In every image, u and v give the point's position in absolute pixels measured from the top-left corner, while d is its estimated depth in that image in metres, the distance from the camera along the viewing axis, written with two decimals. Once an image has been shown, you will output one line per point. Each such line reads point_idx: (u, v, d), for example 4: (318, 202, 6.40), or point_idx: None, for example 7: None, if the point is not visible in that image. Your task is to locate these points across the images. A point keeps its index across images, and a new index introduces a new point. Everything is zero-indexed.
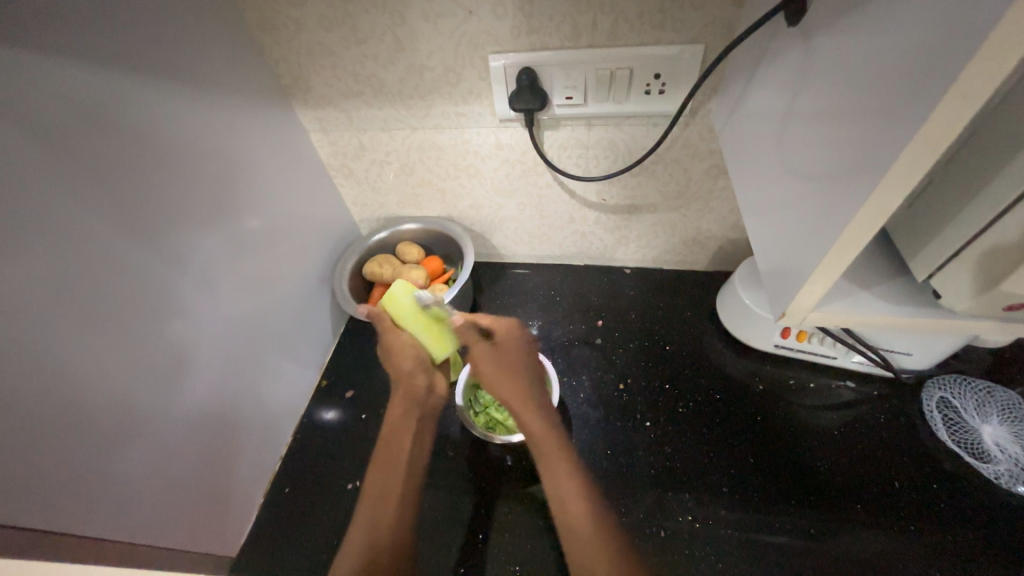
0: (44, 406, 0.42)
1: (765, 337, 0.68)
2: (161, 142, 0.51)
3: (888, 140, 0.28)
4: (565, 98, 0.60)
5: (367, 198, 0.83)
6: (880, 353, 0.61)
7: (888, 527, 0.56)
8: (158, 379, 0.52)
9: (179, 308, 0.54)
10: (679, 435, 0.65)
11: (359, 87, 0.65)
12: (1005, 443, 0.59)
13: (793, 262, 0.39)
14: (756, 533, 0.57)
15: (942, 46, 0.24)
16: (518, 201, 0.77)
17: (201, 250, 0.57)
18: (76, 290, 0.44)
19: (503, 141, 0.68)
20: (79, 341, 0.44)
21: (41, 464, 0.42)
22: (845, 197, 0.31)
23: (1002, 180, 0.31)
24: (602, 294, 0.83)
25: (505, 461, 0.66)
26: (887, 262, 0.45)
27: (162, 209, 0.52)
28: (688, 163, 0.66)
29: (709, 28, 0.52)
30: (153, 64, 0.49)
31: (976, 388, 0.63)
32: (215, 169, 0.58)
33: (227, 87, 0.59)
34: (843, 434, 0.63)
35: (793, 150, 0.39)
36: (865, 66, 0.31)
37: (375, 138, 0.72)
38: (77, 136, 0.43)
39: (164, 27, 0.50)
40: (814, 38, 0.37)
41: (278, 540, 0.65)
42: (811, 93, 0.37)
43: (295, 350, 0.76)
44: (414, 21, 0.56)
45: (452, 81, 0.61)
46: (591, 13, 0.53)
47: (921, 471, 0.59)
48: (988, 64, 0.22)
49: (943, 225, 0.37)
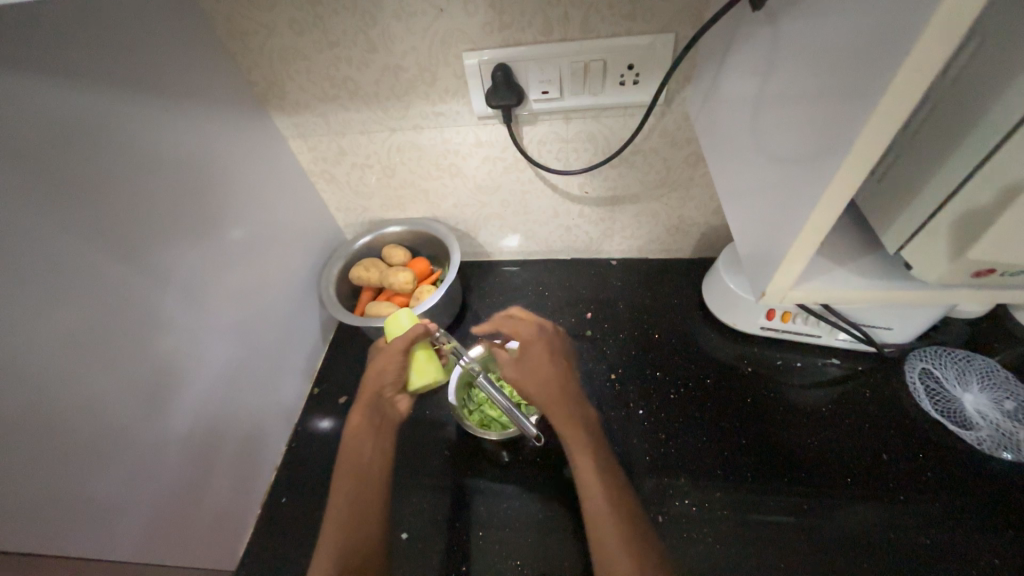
0: (26, 427, 0.40)
1: (751, 320, 0.69)
2: (136, 154, 0.50)
3: (852, 115, 0.28)
4: (542, 92, 0.60)
5: (350, 202, 0.83)
6: (862, 329, 0.63)
7: (879, 498, 0.57)
8: (146, 394, 0.51)
9: (164, 321, 0.54)
10: (673, 421, 0.66)
11: (335, 91, 0.64)
12: (987, 410, 0.61)
13: (770, 242, 0.40)
14: (753, 513, 0.57)
15: (896, 21, 0.25)
16: (502, 198, 0.77)
17: (183, 263, 0.56)
18: (56, 307, 0.43)
19: (483, 139, 0.68)
20: (63, 360, 0.43)
21: (30, 489, 0.41)
22: (815, 175, 0.32)
23: (962, 151, 0.32)
24: (590, 286, 0.84)
25: (500, 458, 0.66)
26: (863, 238, 0.46)
27: (142, 223, 0.51)
28: (667, 151, 0.67)
29: (680, 16, 0.53)
30: (122, 75, 0.49)
31: (956, 357, 0.65)
32: (192, 178, 0.57)
33: (200, 95, 0.58)
34: (830, 410, 0.65)
35: (765, 132, 0.40)
36: (826, 45, 0.31)
37: (354, 141, 0.71)
38: (46, 151, 0.42)
39: (131, 36, 0.50)
40: (779, 21, 0.38)
41: (278, 550, 0.65)
42: (780, 75, 0.37)
43: (285, 359, 0.75)
44: (386, 21, 0.56)
45: (428, 80, 0.61)
46: (562, 7, 0.53)
47: (908, 442, 0.61)
48: (941, 37, 0.23)
49: (910, 198, 0.38)
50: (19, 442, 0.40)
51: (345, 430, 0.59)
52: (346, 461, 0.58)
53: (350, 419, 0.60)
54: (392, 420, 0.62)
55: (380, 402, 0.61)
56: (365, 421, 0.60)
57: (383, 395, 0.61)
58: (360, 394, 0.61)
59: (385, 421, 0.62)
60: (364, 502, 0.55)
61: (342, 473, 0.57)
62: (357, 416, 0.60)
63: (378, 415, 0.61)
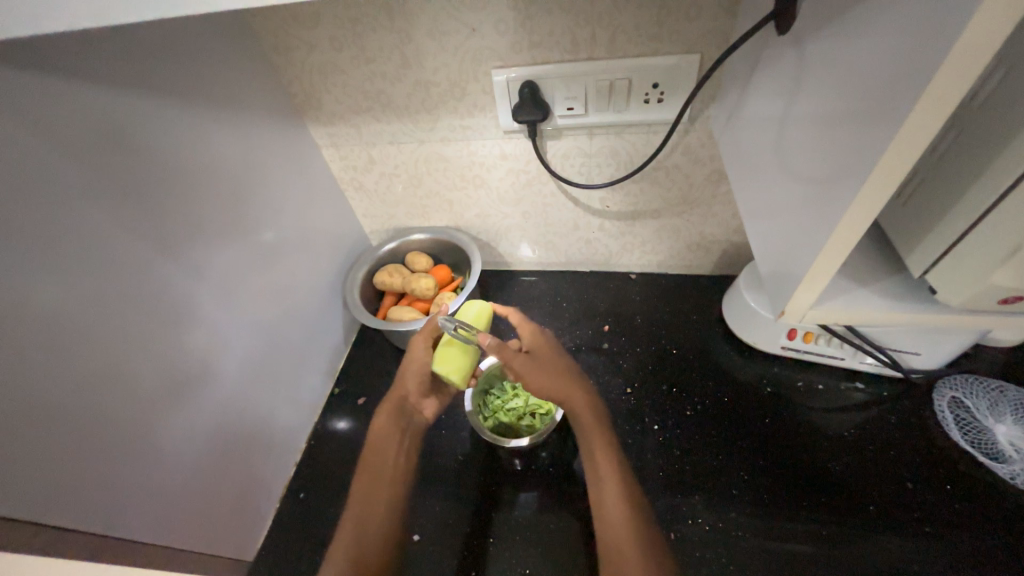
0: (61, 411, 0.43)
1: (772, 339, 0.68)
2: (183, 160, 0.54)
3: (874, 138, 0.29)
4: (567, 109, 0.62)
5: (377, 210, 0.86)
6: (887, 353, 0.61)
7: (901, 529, 0.55)
8: (179, 385, 0.54)
9: (199, 317, 0.57)
10: (688, 438, 0.65)
11: (369, 104, 0.67)
12: (1021, 443, 0.59)
13: (790, 262, 0.40)
14: (770, 538, 0.56)
15: (917, 49, 0.26)
16: (523, 210, 0.79)
17: (219, 262, 0.59)
18: (103, 299, 0.46)
19: (507, 152, 0.70)
20: (101, 345, 0.46)
21: (60, 463, 0.43)
22: (835, 196, 0.33)
23: (988, 177, 0.32)
24: (608, 299, 0.84)
25: (513, 466, 0.66)
26: (887, 260, 0.45)
27: (183, 224, 0.54)
28: (689, 168, 0.67)
29: (706, 37, 0.54)
30: (173, 86, 0.53)
31: (988, 387, 0.63)
32: (232, 183, 0.61)
33: (242, 105, 0.62)
34: (853, 435, 0.63)
35: (789, 152, 0.40)
36: (851, 70, 0.32)
37: (383, 151, 0.74)
38: (101, 155, 0.46)
39: (184, 52, 0.54)
40: (804, 44, 0.38)
41: (292, 544, 0.66)
42: (805, 97, 0.38)
43: (310, 359, 0.78)
44: (420, 39, 0.58)
45: (457, 95, 0.64)
46: (589, 28, 0.55)
47: (934, 473, 0.59)
48: (962, 65, 0.23)
49: (934, 222, 0.37)
50: (54, 424, 0.42)
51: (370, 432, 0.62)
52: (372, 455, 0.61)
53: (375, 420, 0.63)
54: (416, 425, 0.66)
55: (405, 406, 0.65)
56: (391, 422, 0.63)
57: (409, 399, 0.65)
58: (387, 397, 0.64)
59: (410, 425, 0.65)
60: (376, 500, 0.57)
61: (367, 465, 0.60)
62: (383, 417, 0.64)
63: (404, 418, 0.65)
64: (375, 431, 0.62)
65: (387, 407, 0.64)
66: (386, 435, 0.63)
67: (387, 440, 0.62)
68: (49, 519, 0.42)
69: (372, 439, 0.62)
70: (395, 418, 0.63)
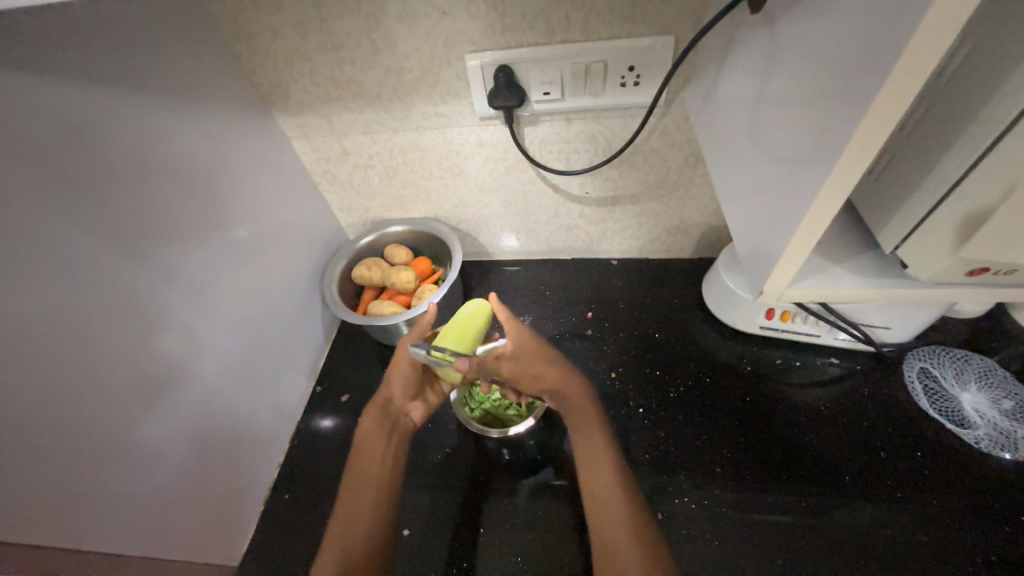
0: (24, 423, 0.40)
1: (751, 319, 0.70)
2: (142, 154, 0.51)
3: (847, 116, 0.29)
4: (543, 94, 0.61)
5: (352, 202, 0.84)
6: (860, 329, 0.63)
7: (876, 496, 0.57)
8: (152, 392, 0.52)
9: (169, 320, 0.54)
10: (672, 419, 0.66)
11: (339, 92, 0.65)
12: (984, 409, 0.61)
13: (767, 242, 0.40)
14: (753, 512, 0.58)
15: (888, 25, 0.26)
16: (503, 198, 0.78)
17: (188, 262, 0.57)
18: (64, 305, 0.43)
19: (484, 139, 0.68)
20: (64, 354, 0.43)
21: (26, 479, 0.41)
22: (810, 175, 0.33)
23: (956, 152, 0.33)
24: (590, 286, 0.84)
25: (502, 456, 0.66)
26: (859, 237, 0.46)
27: (147, 222, 0.51)
28: (667, 152, 0.68)
29: (680, 19, 0.53)
30: (127, 76, 0.49)
31: (953, 356, 0.66)
32: (197, 178, 0.58)
33: (204, 96, 0.59)
34: (829, 409, 0.65)
35: (764, 132, 0.40)
36: (823, 48, 0.32)
37: (356, 141, 0.72)
38: (52, 151, 0.43)
39: (137, 39, 0.50)
40: (777, 23, 0.38)
41: (280, 546, 0.65)
42: (779, 77, 0.38)
43: (289, 359, 0.76)
44: (389, 23, 0.56)
45: (431, 82, 0.62)
46: (563, 9, 0.54)
47: (905, 441, 0.61)
48: (932, 40, 0.23)
49: (906, 198, 0.38)
50: (17, 436, 0.40)
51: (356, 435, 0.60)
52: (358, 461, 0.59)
53: (361, 424, 0.62)
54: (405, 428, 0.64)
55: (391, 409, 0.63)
56: (378, 425, 0.62)
57: (394, 402, 0.64)
58: (372, 400, 0.63)
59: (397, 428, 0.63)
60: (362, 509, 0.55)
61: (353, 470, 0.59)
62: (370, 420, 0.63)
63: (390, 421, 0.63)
64: (360, 435, 0.61)
65: (373, 410, 0.63)
66: (372, 438, 0.61)
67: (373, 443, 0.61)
68: (16, 538, 0.40)
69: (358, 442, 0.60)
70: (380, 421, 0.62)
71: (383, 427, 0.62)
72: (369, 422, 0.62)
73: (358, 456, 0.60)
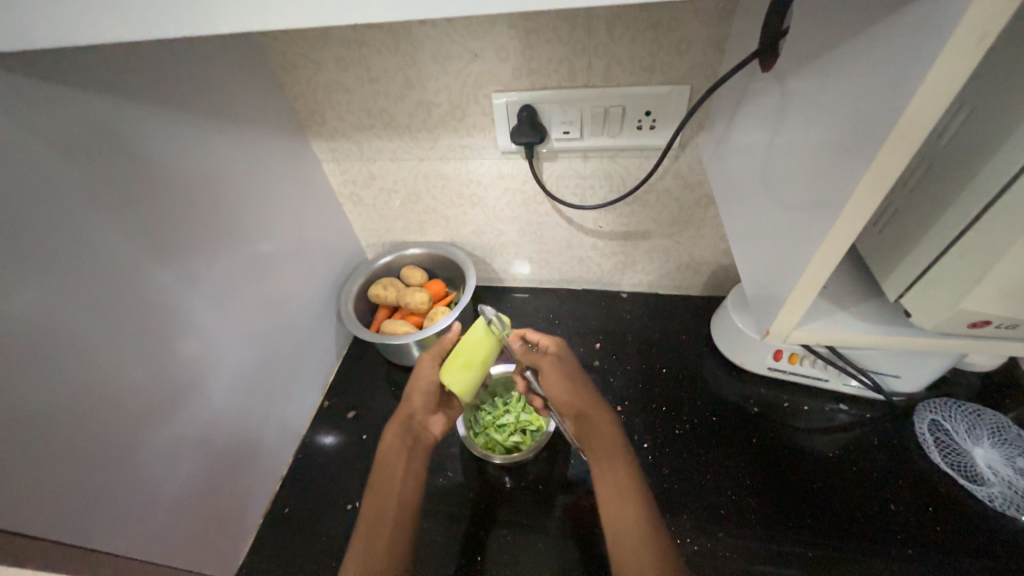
0: (41, 415, 0.42)
1: (759, 360, 0.70)
2: (186, 169, 0.55)
3: (850, 169, 0.31)
4: (563, 132, 0.64)
5: (374, 224, 0.87)
6: (870, 376, 0.63)
7: (887, 551, 0.56)
8: (168, 393, 0.54)
9: (191, 324, 0.57)
10: (677, 456, 0.66)
11: (371, 121, 0.69)
12: (998, 466, 0.60)
13: (775, 284, 0.41)
14: (757, 557, 0.57)
15: (888, 90, 0.28)
16: (519, 227, 0.80)
17: (214, 269, 0.59)
18: (95, 303, 0.46)
19: (504, 171, 0.72)
20: (91, 349, 0.46)
21: (41, 467, 0.42)
22: (816, 222, 0.34)
23: (958, 208, 0.34)
24: (600, 318, 0.85)
25: (503, 483, 0.66)
26: (867, 284, 0.47)
27: (180, 230, 0.55)
28: (679, 192, 0.70)
29: (695, 71, 0.57)
30: (180, 99, 0.54)
31: (966, 411, 0.65)
32: (233, 193, 0.62)
33: (246, 119, 0.63)
34: (838, 456, 0.64)
35: (773, 180, 0.42)
36: (829, 107, 0.34)
37: (383, 167, 0.76)
38: (104, 162, 0.46)
39: (193, 66, 0.55)
40: (786, 81, 0.41)
41: (275, 561, 0.65)
42: (787, 130, 0.40)
43: (301, 371, 0.77)
44: (424, 62, 0.61)
45: (458, 116, 0.66)
46: (586, 57, 0.57)
47: (917, 495, 0.60)
48: (927, 106, 0.26)
49: (910, 248, 0.39)
50: (39, 426, 0.41)
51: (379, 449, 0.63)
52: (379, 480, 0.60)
53: (383, 439, 0.64)
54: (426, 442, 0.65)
55: (411, 424, 0.64)
56: (399, 440, 0.63)
57: (414, 417, 0.64)
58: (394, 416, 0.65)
59: (418, 442, 0.64)
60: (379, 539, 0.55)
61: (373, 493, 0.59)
62: (392, 435, 0.64)
63: (412, 437, 0.64)
64: (383, 450, 0.63)
65: (395, 426, 0.64)
66: (394, 452, 0.63)
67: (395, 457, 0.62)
68: (25, 528, 0.41)
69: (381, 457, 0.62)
70: (400, 436, 0.63)
71: (404, 442, 0.63)
72: (390, 438, 0.64)
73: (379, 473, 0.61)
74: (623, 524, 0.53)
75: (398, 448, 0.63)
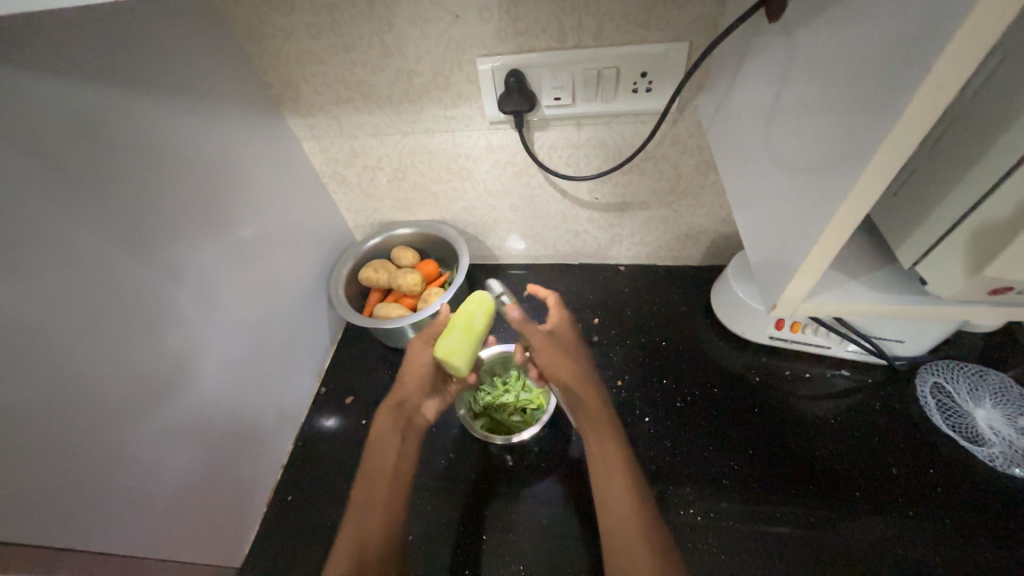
0: (21, 419, 0.40)
1: (760, 329, 0.69)
2: (152, 153, 0.51)
3: (871, 128, 0.28)
4: (554, 99, 0.61)
5: (361, 204, 0.84)
6: (873, 341, 0.62)
7: (887, 512, 0.56)
8: (155, 391, 0.52)
9: (174, 318, 0.54)
10: (678, 428, 0.66)
11: (349, 94, 0.65)
12: (999, 426, 0.60)
13: (783, 253, 0.40)
14: (759, 523, 0.57)
15: (918, 38, 0.25)
16: (512, 202, 0.77)
17: (194, 259, 0.57)
18: (68, 301, 0.43)
19: (494, 143, 0.68)
20: (67, 352, 0.43)
21: (24, 475, 0.40)
22: (831, 187, 0.32)
23: (981, 168, 0.32)
24: (598, 292, 0.84)
25: (505, 462, 0.66)
26: (875, 250, 0.45)
27: (153, 220, 0.51)
28: (677, 159, 0.67)
29: (694, 25, 0.53)
30: (139, 77, 0.49)
31: (968, 372, 0.65)
32: (206, 177, 0.58)
33: (215, 95, 0.59)
34: (839, 422, 0.64)
35: (780, 143, 0.39)
36: (846, 59, 0.31)
37: (366, 143, 0.72)
38: (62, 148, 0.43)
39: (151, 39, 0.50)
40: (795, 33, 0.38)
41: (283, 546, 0.65)
42: (797, 86, 0.37)
43: (294, 358, 0.76)
44: (401, 26, 0.56)
45: (442, 85, 0.62)
46: (576, 14, 0.53)
47: (918, 458, 0.60)
48: (964, 53, 0.23)
49: (926, 212, 0.37)
50: (16, 432, 0.40)
51: (373, 430, 0.67)
52: (374, 458, 0.64)
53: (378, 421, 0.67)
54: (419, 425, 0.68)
55: (403, 408, 0.68)
56: (392, 423, 0.67)
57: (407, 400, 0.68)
58: (387, 400, 0.69)
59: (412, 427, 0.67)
60: (371, 514, 0.58)
61: (369, 468, 0.63)
62: (385, 419, 0.68)
63: (405, 418, 0.68)
64: (378, 431, 0.67)
65: (387, 409, 0.68)
66: (387, 434, 0.66)
67: (388, 438, 0.66)
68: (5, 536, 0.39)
69: (375, 437, 0.66)
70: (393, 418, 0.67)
71: (397, 425, 0.67)
72: (384, 421, 0.68)
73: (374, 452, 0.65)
74: (612, 498, 0.54)
75: (390, 430, 0.67)
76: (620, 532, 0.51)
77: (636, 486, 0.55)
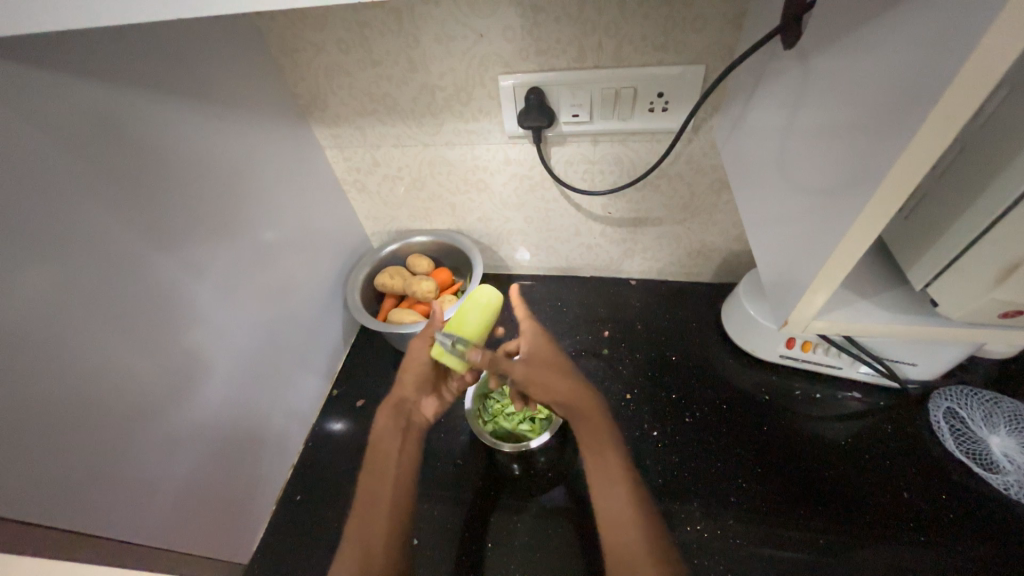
0: (47, 405, 0.42)
1: (770, 347, 0.69)
2: (184, 157, 0.54)
3: (881, 153, 0.29)
4: (572, 116, 0.63)
5: (379, 212, 0.86)
6: (884, 363, 0.62)
7: (898, 538, 0.56)
8: (174, 383, 0.54)
9: (195, 314, 0.56)
10: (687, 445, 0.66)
11: (374, 106, 0.68)
12: (1014, 454, 0.59)
13: (794, 271, 0.40)
14: (764, 544, 0.57)
15: (926, 71, 0.26)
16: (526, 214, 0.79)
17: (216, 257, 0.59)
18: (99, 293, 0.46)
19: (511, 157, 0.70)
20: (94, 341, 0.45)
21: (48, 457, 0.42)
22: (842, 208, 0.33)
23: (991, 195, 0.33)
24: (608, 305, 0.85)
25: (511, 471, 0.66)
26: (887, 272, 0.46)
27: (181, 219, 0.54)
28: (691, 177, 0.68)
29: (711, 48, 0.54)
30: (176, 86, 0.52)
31: (983, 398, 0.64)
32: (234, 181, 0.61)
33: (246, 103, 0.62)
34: (850, 444, 0.63)
35: (793, 164, 0.40)
36: (858, 86, 0.32)
37: (387, 153, 0.74)
38: (102, 150, 0.45)
39: (190, 50, 0.54)
40: (810, 59, 0.39)
41: (288, 546, 0.66)
42: (811, 110, 0.38)
43: (308, 359, 0.77)
44: (427, 43, 0.59)
45: (463, 100, 0.64)
46: (596, 36, 0.55)
47: (931, 485, 0.59)
48: (970, 86, 0.24)
49: (938, 236, 0.38)
50: (43, 418, 0.41)
51: (372, 431, 0.62)
52: (374, 459, 0.61)
53: (377, 423, 0.63)
54: (419, 426, 0.65)
55: (404, 407, 0.64)
56: (392, 423, 0.63)
57: (407, 400, 0.64)
58: (386, 398, 0.65)
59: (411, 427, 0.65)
60: (376, 517, 0.56)
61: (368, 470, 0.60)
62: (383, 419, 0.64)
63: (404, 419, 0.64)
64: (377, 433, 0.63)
65: (387, 408, 0.64)
66: (387, 435, 0.63)
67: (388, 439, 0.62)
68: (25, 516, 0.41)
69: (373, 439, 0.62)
70: (393, 419, 0.63)
71: (398, 425, 0.63)
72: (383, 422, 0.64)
73: (373, 453, 0.62)
74: (612, 505, 0.54)
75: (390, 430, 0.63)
76: (618, 538, 0.52)
77: (641, 494, 0.55)
